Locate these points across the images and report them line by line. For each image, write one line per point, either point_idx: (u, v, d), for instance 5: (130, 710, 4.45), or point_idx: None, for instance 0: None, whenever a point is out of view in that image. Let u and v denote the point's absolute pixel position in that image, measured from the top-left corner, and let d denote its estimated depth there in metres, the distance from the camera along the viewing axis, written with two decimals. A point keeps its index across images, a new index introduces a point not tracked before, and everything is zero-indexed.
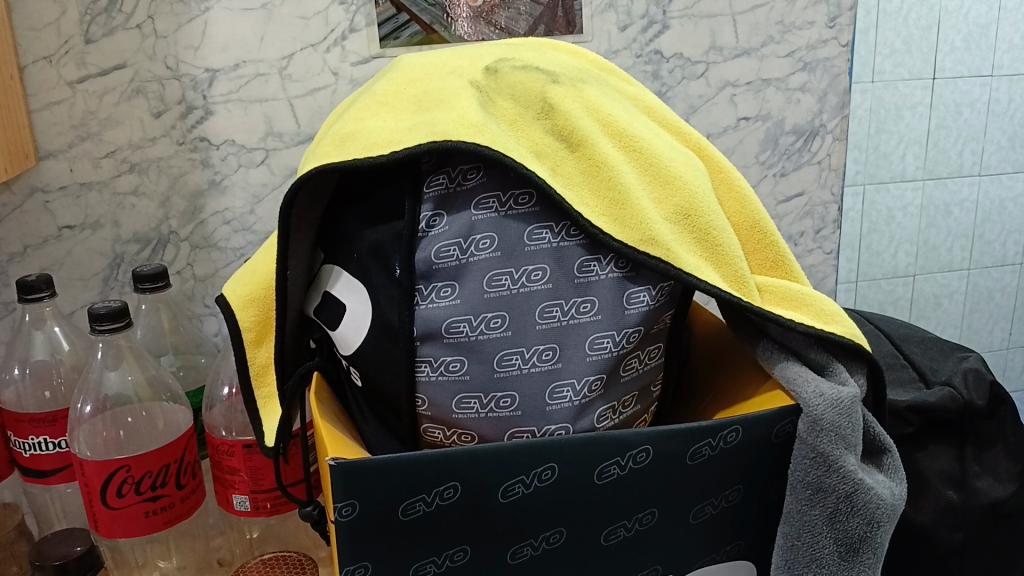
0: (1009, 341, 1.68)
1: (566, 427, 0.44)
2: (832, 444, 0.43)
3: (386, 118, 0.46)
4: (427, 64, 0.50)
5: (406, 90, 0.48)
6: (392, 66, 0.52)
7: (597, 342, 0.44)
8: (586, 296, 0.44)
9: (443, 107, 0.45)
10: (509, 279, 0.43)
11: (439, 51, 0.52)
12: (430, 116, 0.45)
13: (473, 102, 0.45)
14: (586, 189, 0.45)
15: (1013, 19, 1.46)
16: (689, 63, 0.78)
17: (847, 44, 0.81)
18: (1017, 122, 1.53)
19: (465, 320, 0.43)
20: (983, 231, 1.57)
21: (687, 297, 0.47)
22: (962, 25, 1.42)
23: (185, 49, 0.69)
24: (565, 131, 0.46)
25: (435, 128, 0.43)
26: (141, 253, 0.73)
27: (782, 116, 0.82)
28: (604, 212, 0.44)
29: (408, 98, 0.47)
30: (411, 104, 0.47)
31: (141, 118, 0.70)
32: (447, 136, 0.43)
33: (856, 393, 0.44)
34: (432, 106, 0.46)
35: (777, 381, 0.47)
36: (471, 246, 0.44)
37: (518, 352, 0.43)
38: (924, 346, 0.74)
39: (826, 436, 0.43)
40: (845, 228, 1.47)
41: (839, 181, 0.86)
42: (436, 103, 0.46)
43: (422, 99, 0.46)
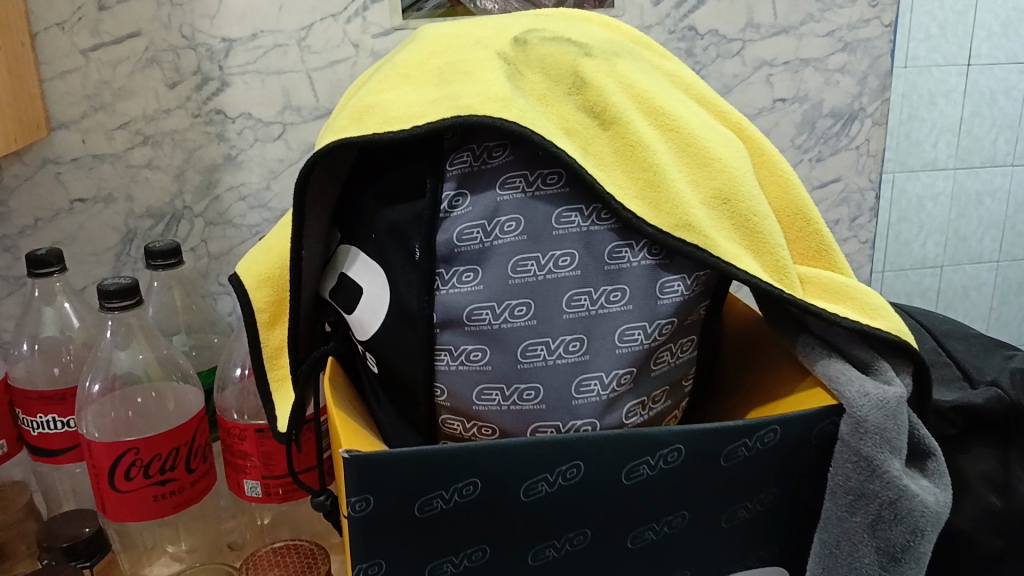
0: None
1: (593, 423, 0.41)
2: (876, 448, 0.41)
3: (410, 91, 0.44)
4: (451, 34, 0.47)
5: (427, 62, 0.45)
6: (413, 37, 0.49)
7: (627, 333, 0.41)
8: (617, 284, 0.42)
9: (470, 78, 0.42)
10: (535, 265, 0.41)
11: (463, 21, 0.49)
12: (454, 88, 0.42)
13: (501, 75, 0.42)
14: (619, 170, 0.42)
15: None
16: (724, 41, 0.74)
17: (891, 24, 0.78)
18: None
19: (488, 307, 0.41)
20: (1016, 222, 1.52)
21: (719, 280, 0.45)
22: (1001, 10, 1.38)
23: (201, 18, 0.66)
24: (597, 108, 0.43)
25: (460, 101, 0.41)
26: (155, 228, 0.71)
27: (820, 98, 0.78)
28: (638, 195, 0.42)
29: (430, 70, 0.44)
30: (433, 76, 0.44)
31: (155, 89, 0.67)
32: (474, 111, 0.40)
33: (902, 393, 0.42)
34: (457, 78, 0.43)
35: (817, 378, 0.45)
36: (495, 228, 0.41)
37: (543, 343, 0.41)
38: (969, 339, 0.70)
39: (870, 438, 0.41)
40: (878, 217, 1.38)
41: (878, 167, 0.83)
42: (461, 75, 0.43)
43: (445, 70, 0.44)
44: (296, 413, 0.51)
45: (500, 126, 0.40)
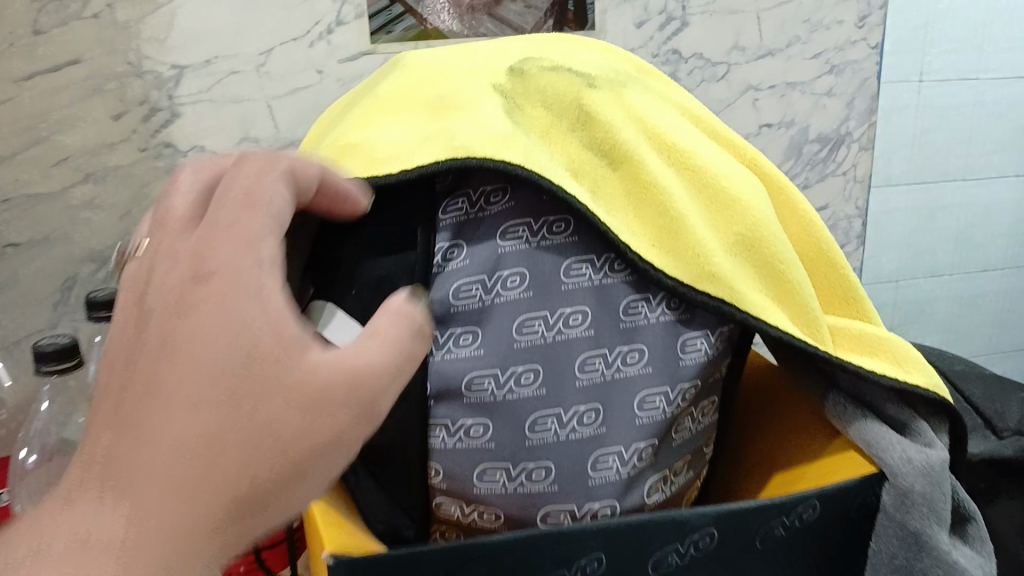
0: None
1: (613, 505, 0.36)
2: (923, 521, 0.38)
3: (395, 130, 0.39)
4: (437, 64, 0.42)
5: (413, 95, 0.40)
6: (394, 67, 0.44)
7: (648, 401, 0.37)
8: (634, 344, 0.37)
9: (465, 114, 0.37)
10: (542, 325, 0.36)
11: (449, 48, 0.44)
12: (447, 125, 0.37)
13: (500, 111, 0.37)
14: (634, 216, 0.38)
15: None
16: (710, 64, 0.71)
17: (876, 46, 0.75)
18: None
19: (491, 375, 0.36)
20: None
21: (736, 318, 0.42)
22: None
23: (149, 42, 0.61)
24: (606, 146, 0.38)
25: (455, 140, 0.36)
26: (98, 273, 0.64)
27: (807, 123, 0.75)
28: (656, 244, 0.37)
29: (416, 104, 0.39)
30: (421, 111, 0.39)
31: (98, 120, 0.61)
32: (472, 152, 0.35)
33: (945, 457, 0.39)
34: (450, 114, 0.38)
35: (848, 440, 0.41)
36: (497, 284, 0.36)
37: (553, 414, 0.36)
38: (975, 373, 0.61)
39: (916, 510, 0.38)
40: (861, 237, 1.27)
41: (864, 193, 0.80)
42: (453, 111, 0.38)
43: (433, 103, 0.39)
44: None
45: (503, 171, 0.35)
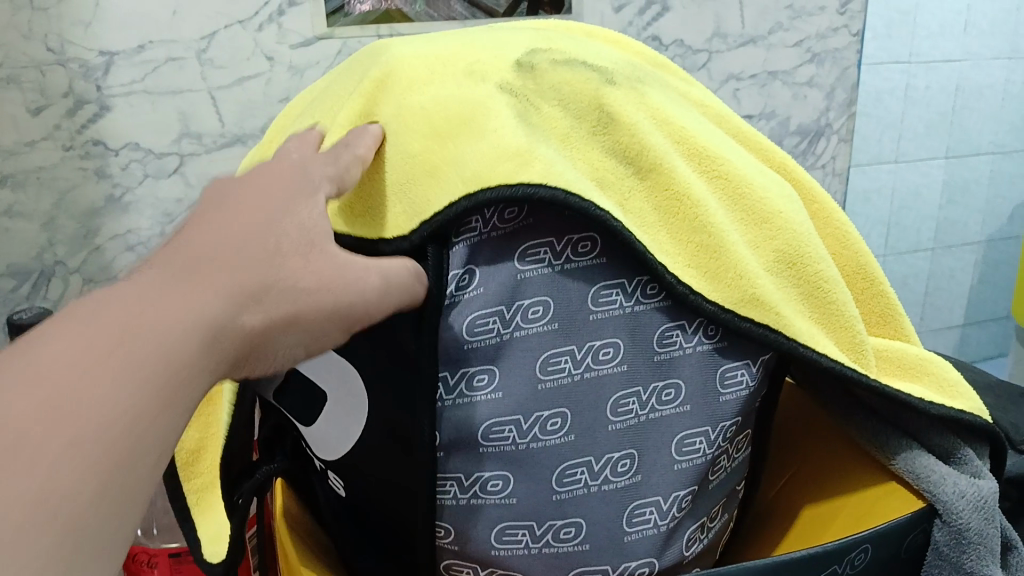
0: (923, 325, 1.64)
1: (651, 563, 0.32)
2: (979, 560, 0.34)
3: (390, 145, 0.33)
4: (427, 54, 0.36)
5: (404, 95, 0.34)
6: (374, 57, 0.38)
7: (687, 443, 0.32)
8: (670, 380, 0.32)
9: (474, 121, 0.32)
10: (570, 362, 0.31)
11: (436, 37, 0.38)
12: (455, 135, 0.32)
13: (512, 117, 0.32)
14: (666, 235, 0.33)
15: (984, 6, 1.41)
16: (690, 52, 0.67)
17: (858, 33, 0.72)
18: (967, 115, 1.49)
19: (512, 422, 0.31)
20: (923, 225, 1.53)
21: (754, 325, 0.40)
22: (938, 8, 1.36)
23: (73, 27, 0.54)
24: (630, 153, 0.33)
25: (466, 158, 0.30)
26: (18, 290, 0.59)
27: (788, 115, 0.72)
28: (695, 267, 0.32)
29: (409, 106, 0.33)
30: (416, 114, 0.33)
31: (13, 114, 0.55)
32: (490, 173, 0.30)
33: (994, 487, 0.36)
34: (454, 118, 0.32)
35: (891, 470, 0.37)
36: (517, 315, 0.31)
37: (584, 464, 0.31)
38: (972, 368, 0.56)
39: (973, 549, 0.34)
40: None
41: (842, 186, 0.77)
42: (458, 116, 0.32)
43: (430, 106, 0.33)
44: (236, 536, 0.37)
45: (529, 196, 0.30)
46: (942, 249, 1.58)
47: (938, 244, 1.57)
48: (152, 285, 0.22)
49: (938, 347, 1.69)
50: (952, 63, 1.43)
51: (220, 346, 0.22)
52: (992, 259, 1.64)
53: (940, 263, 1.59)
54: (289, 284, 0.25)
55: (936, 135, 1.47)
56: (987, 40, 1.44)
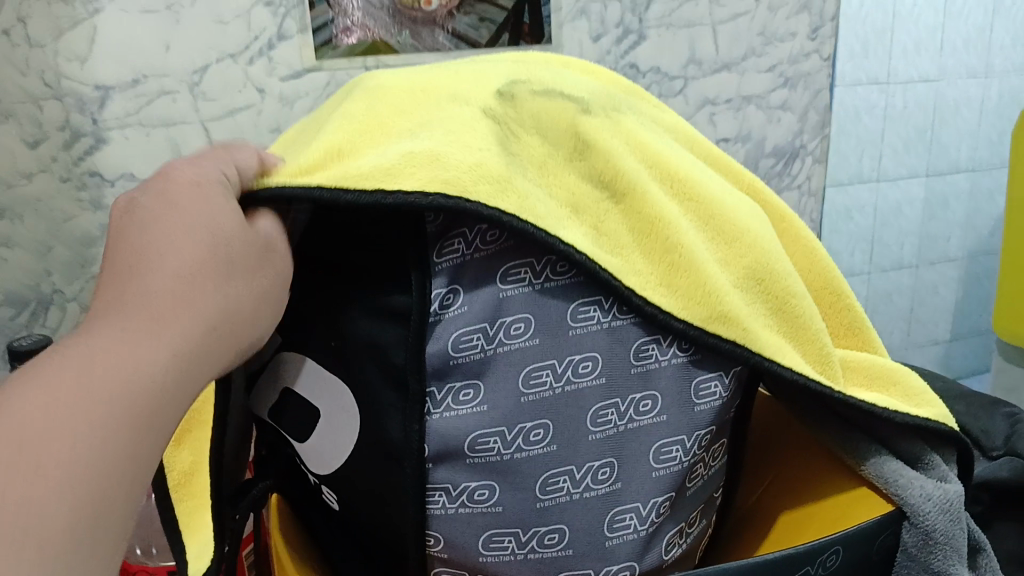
0: (908, 341, 1.66)
1: (632, 566, 0.33)
2: (946, 559, 0.36)
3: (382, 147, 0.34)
4: (413, 85, 0.38)
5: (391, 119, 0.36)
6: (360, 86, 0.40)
7: (664, 451, 0.34)
8: (647, 391, 0.34)
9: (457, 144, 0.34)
10: (552, 375, 0.33)
11: (421, 69, 0.40)
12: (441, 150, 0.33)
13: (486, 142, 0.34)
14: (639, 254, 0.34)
15: (959, 26, 1.45)
16: (666, 78, 0.69)
17: (829, 58, 0.74)
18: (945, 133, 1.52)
19: (497, 434, 0.32)
20: (905, 242, 1.56)
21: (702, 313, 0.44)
22: (914, 28, 1.38)
23: (68, 62, 0.56)
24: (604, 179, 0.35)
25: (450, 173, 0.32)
26: (16, 318, 0.60)
27: (763, 136, 0.74)
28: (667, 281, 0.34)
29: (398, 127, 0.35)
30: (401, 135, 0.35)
31: (11, 148, 0.57)
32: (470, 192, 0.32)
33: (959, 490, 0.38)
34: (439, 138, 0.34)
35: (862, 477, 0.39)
36: (500, 332, 0.33)
37: (566, 473, 0.33)
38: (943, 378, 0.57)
39: (940, 549, 0.36)
40: None
41: (818, 206, 0.79)
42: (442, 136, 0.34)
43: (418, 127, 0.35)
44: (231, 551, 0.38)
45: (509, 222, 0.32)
46: (924, 264, 1.61)
47: (920, 259, 1.60)
48: (95, 349, 0.25)
49: (926, 362, 1.70)
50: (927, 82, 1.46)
51: (171, 393, 0.26)
52: (971, 273, 1.67)
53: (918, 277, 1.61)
54: (216, 322, 0.28)
55: (913, 153, 1.50)
56: (959, 60, 1.48)
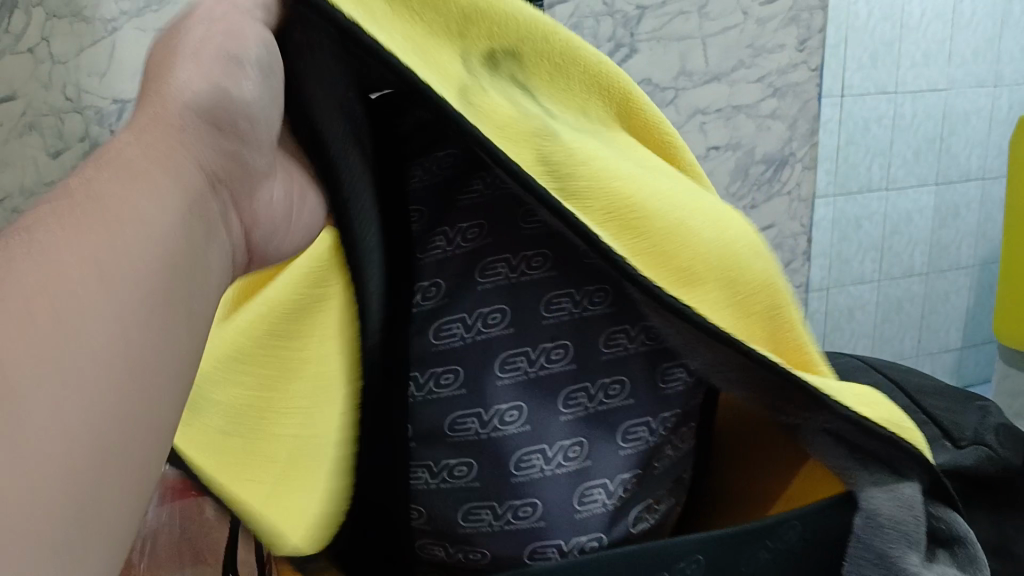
0: (919, 348, 1.66)
1: (600, 539, 0.36)
2: (894, 544, 0.37)
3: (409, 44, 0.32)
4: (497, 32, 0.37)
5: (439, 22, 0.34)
6: None
7: (631, 431, 0.37)
8: (615, 376, 0.37)
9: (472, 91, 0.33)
10: (525, 360, 0.36)
11: None
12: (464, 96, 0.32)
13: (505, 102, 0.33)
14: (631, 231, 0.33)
15: (964, 35, 1.46)
16: (658, 89, 0.72)
17: (817, 68, 0.77)
18: (951, 142, 1.53)
19: (474, 414, 0.35)
20: (913, 250, 1.57)
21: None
22: (921, 42, 1.41)
23: (88, 77, 0.62)
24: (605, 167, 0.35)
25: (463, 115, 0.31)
26: None
27: (753, 145, 0.77)
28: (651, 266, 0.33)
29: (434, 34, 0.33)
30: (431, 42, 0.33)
31: (35, 158, 0.60)
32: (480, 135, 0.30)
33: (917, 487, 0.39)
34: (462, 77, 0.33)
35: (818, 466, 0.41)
36: (478, 321, 0.36)
37: (539, 451, 0.35)
38: (920, 374, 0.59)
39: (883, 532, 0.37)
40: None
41: (809, 212, 0.81)
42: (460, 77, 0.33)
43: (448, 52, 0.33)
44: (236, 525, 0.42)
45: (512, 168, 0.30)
46: (934, 272, 1.62)
47: (929, 267, 1.61)
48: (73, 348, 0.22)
49: (936, 370, 1.71)
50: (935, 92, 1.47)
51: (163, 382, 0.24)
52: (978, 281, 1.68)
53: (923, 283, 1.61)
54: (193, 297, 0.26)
55: (924, 162, 1.51)
56: (967, 69, 1.49)
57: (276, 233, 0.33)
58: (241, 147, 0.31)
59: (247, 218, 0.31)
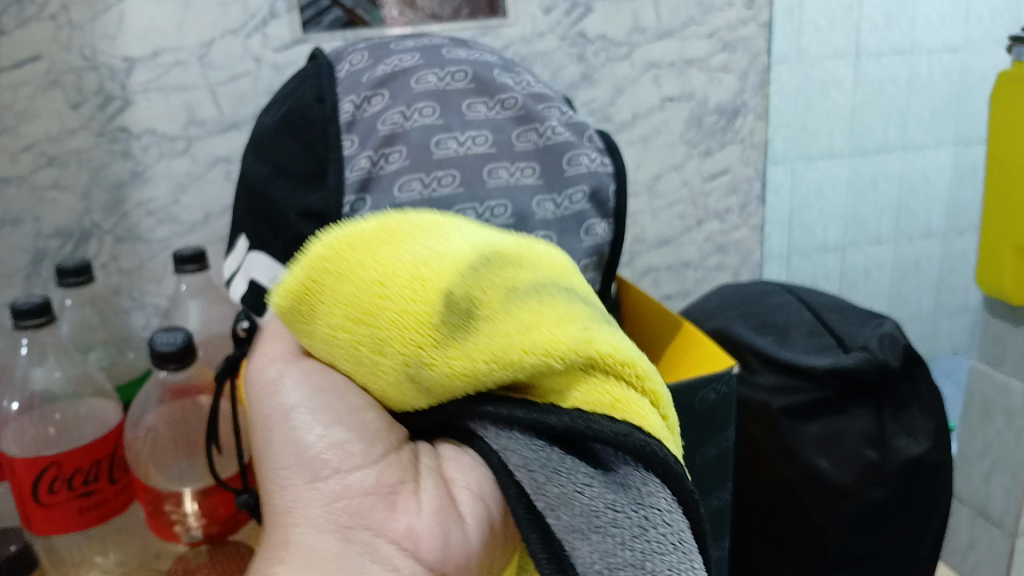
0: (935, 307, 1.70)
1: None
2: None
3: (370, 322, 0.35)
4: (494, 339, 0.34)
5: (337, 288, 0.35)
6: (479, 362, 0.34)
7: (542, 204, 0.51)
8: (527, 164, 0.52)
9: (550, 344, 0.34)
10: (419, 184, 0.49)
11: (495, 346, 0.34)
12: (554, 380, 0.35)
13: (520, 282, 0.36)
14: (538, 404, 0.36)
15: None
16: (613, 45, 0.79)
17: (765, 24, 0.84)
18: (970, 101, 1.51)
19: (415, 180, 0.49)
20: (929, 212, 1.57)
21: (614, 149, 0.56)
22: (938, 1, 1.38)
23: (102, 39, 0.69)
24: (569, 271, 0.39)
25: (465, 347, 0.34)
26: (64, 247, 0.73)
27: (705, 95, 0.84)
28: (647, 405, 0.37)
29: (387, 282, 0.34)
30: (404, 282, 0.34)
31: (58, 110, 0.70)
32: (497, 374, 0.34)
33: None
34: (501, 344, 0.34)
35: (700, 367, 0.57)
36: (434, 181, 0.49)
37: (471, 210, 0.49)
38: (831, 299, 0.76)
39: None
40: (794, 204, 1.26)
41: (761, 157, 0.89)
42: (532, 348, 0.34)
43: (442, 279, 0.34)
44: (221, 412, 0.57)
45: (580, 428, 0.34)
46: (950, 233, 1.63)
47: (947, 228, 1.61)
48: None
49: (952, 326, 1.76)
50: (952, 52, 1.45)
51: None
52: None
53: (936, 243, 1.61)
54: None
55: (942, 122, 1.50)
56: (985, 29, 1.48)
57: (447, 546, 0.35)
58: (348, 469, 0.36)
59: (399, 531, 0.35)
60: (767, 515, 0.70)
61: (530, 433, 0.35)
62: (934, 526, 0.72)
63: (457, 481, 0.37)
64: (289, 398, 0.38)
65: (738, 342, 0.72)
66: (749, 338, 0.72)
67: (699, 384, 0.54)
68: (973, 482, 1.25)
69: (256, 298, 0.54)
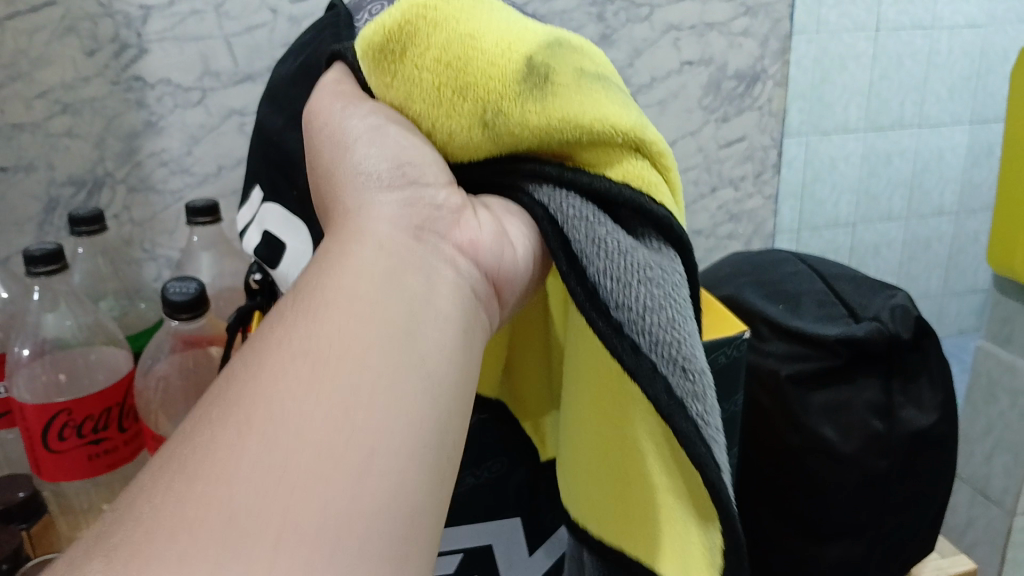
0: (944, 287, 1.69)
1: None
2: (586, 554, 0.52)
3: (456, 67, 0.37)
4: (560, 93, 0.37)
5: (434, 34, 0.38)
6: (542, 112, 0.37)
7: None
8: None
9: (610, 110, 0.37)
10: None
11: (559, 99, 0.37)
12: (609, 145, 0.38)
13: (584, 68, 0.39)
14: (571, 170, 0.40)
15: None
16: (633, 6, 0.77)
17: None
18: (990, 78, 1.49)
19: None
20: (943, 190, 1.56)
21: None
22: None
23: None
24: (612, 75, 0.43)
25: (543, 104, 0.37)
26: (77, 196, 0.73)
27: (725, 61, 0.83)
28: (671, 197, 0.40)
29: (480, 35, 0.37)
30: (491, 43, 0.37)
31: (73, 56, 0.69)
32: (565, 130, 0.37)
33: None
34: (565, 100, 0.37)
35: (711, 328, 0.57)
36: None
37: None
38: (843, 269, 0.75)
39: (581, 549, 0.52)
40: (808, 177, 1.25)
41: (778, 126, 0.88)
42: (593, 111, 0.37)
43: (525, 46, 0.38)
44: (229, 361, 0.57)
45: (631, 194, 0.37)
46: (964, 212, 1.62)
47: (960, 207, 1.60)
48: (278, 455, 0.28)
49: (961, 306, 1.75)
50: (974, 27, 1.43)
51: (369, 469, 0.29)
52: None
53: (948, 221, 1.60)
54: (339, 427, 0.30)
55: (960, 99, 1.48)
56: (1009, 5, 1.46)
57: (501, 258, 0.39)
58: (422, 189, 0.38)
59: (463, 240, 0.38)
60: (770, 483, 0.70)
61: (580, 193, 0.38)
62: (934, 505, 0.72)
63: (505, 215, 0.41)
64: (359, 125, 0.41)
65: (749, 310, 0.72)
66: (759, 306, 0.72)
67: (710, 348, 0.54)
68: (974, 462, 1.25)
69: (272, 250, 0.53)
